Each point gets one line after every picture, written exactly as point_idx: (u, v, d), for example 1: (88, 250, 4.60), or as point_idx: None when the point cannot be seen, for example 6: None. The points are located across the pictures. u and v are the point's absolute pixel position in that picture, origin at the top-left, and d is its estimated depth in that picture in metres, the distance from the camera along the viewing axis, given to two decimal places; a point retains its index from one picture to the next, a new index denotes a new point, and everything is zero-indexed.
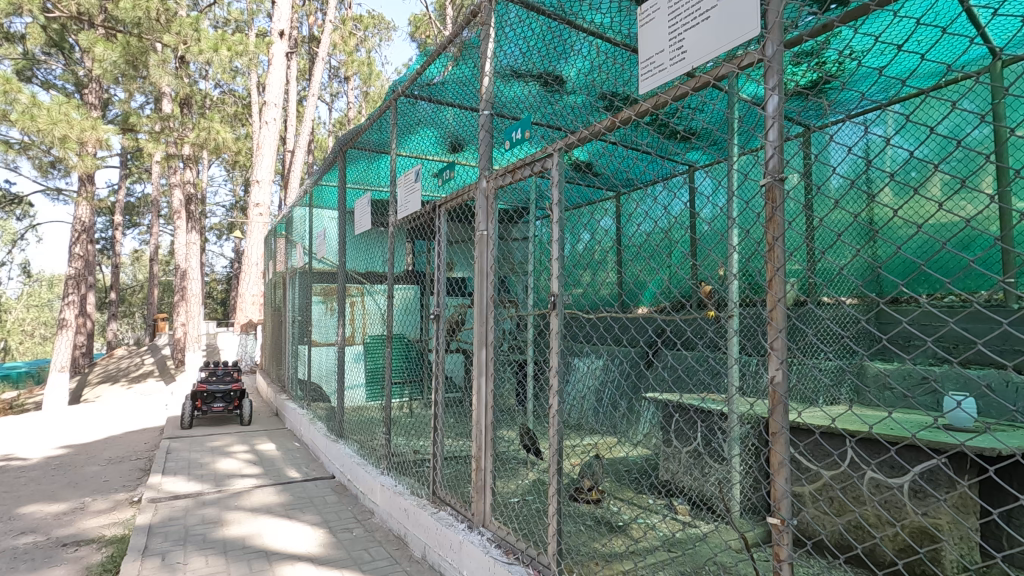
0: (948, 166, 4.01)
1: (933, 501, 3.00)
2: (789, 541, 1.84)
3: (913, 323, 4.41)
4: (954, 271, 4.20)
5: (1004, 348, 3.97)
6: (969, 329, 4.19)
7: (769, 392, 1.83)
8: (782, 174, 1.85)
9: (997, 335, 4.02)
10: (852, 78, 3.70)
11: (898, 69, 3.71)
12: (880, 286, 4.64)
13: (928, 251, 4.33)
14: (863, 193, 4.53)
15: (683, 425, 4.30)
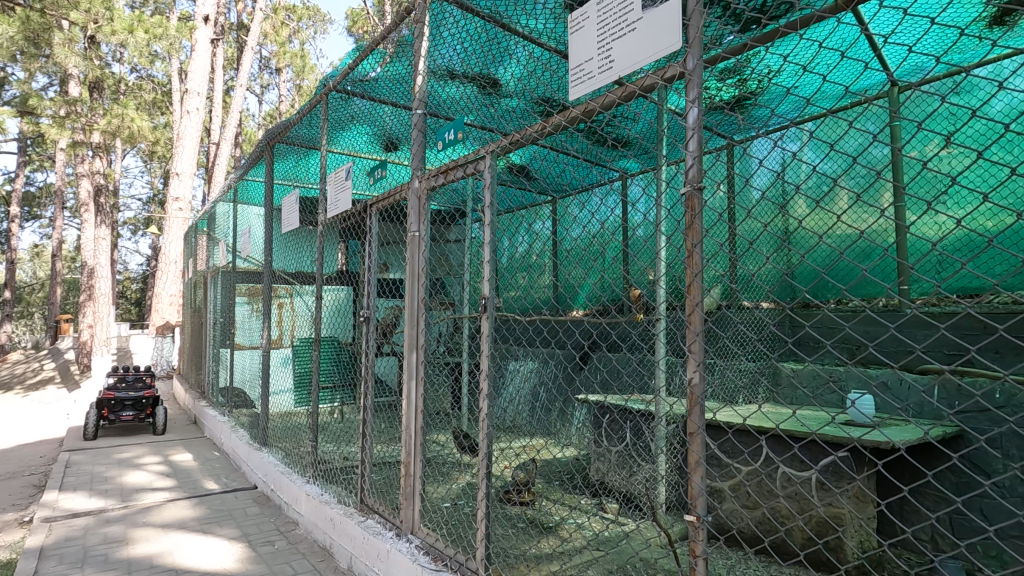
0: (850, 181, 4.34)
1: (838, 492, 3.22)
2: (704, 537, 1.91)
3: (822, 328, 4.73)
4: (855, 278, 4.55)
5: (897, 350, 4.34)
6: (862, 334, 4.54)
7: (687, 394, 1.90)
8: (701, 183, 1.93)
9: (886, 339, 4.38)
10: (767, 96, 3.93)
11: (807, 90, 3.99)
12: (790, 292, 4.95)
13: (831, 261, 4.67)
14: (777, 205, 4.83)
15: (613, 426, 4.39)
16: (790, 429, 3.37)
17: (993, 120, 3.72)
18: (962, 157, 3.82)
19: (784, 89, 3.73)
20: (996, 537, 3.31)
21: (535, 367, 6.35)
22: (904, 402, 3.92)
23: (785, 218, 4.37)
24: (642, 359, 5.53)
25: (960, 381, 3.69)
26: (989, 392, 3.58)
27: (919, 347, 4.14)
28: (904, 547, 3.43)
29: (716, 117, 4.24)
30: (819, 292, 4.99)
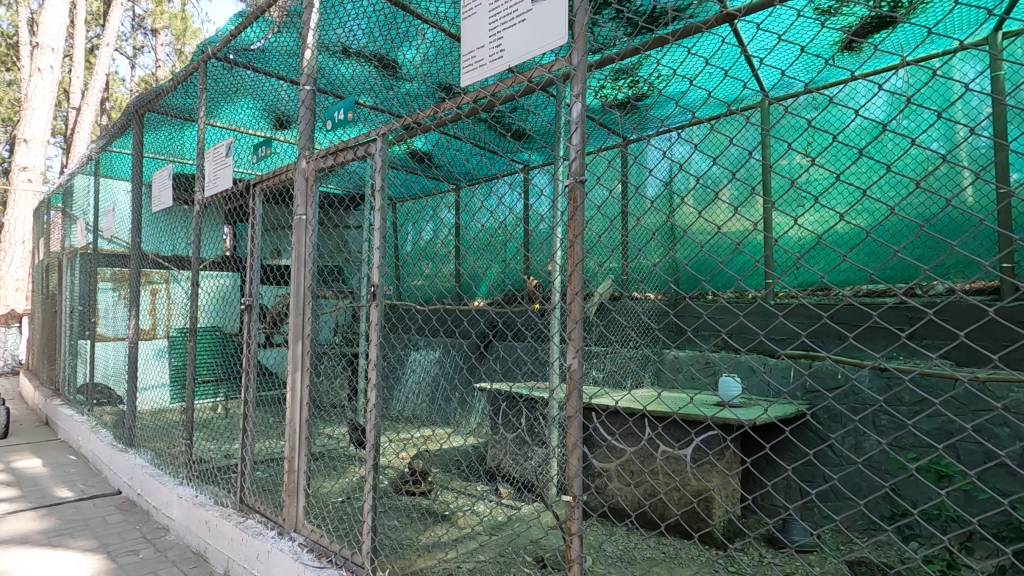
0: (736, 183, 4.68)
1: (709, 467, 3.52)
2: (580, 515, 2.00)
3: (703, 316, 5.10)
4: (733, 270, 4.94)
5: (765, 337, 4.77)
6: (718, 321, 4.98)
7: (567, 379, 1.98)
8: (583, 176, 2.01)
9: (738, 326, 4.84)
10: (651, 101, 4.16)
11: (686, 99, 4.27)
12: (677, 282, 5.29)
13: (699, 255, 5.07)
14: (657, 202, 5.13)
15: (510, 413, 4.48)
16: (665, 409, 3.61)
17: (834, 134, 4.22)
18: (809, 165, 4.29)
19: (668, 97, 3.96)
20: (821, 498, 3.81)
21: (436, 356, 6.30)
22: (764, 383, 4.36)
23: (663, 216, 4.67)
24: (537, 347, 5.67)
25: (806, 365, 4.16)
26: (830, 374, 4.08)
27: (764, 332, 4.62)
28: (752, 511, 3.84)
29: (604, 118, 4.41)
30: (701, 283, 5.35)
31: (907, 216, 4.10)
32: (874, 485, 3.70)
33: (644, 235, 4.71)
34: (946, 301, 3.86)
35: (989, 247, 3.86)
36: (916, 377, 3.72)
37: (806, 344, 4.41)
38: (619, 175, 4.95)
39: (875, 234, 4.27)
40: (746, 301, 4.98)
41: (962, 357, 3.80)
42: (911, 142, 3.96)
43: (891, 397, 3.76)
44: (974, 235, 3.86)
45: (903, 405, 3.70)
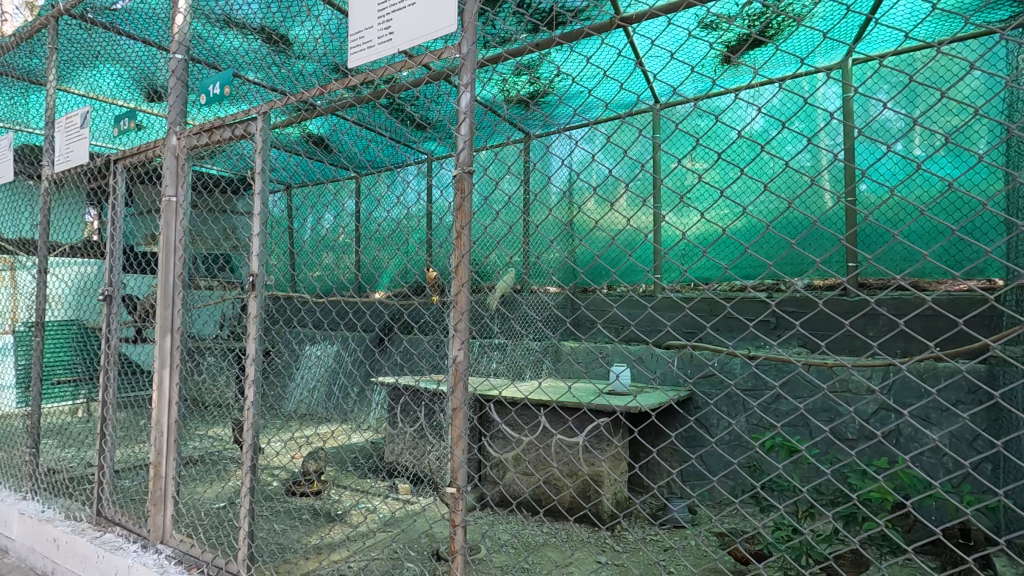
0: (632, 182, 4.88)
1: (599, 452, 3.68)
2: (465, 506, 2.01)
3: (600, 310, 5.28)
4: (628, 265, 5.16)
5: (655, 329, 5.03)
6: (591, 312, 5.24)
7: (453, 370, 1.99)
8: (471, 167, 2.01)
9: (611, 316, 5.13)
10: (546, 101, 4.23)
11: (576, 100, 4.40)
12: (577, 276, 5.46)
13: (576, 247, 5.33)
14: (541, 194, 5.29)
15: (409, 406, 4.40)
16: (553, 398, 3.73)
17: (703, 140, 4.57)
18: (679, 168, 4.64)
19: (561, 98, 4.05)
20: (687, 476, 4.12)
21: (334, 350, 6.04)
22: (648, 371, 4.64)
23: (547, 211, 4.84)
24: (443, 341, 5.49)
25: (684, 354, 4.49)
26: (703, 362, 4.43)
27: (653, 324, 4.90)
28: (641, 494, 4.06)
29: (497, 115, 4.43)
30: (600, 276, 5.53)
31: (757, 217, 4.59)
32: (734, 463, 4.06)
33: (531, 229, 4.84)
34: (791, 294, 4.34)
35: (821, 246, 4.44)
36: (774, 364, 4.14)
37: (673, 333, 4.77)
38: (506, 170, 5.02)
39: (730, 232, 4.74)
40: (621, 293, 5.31)
41: (804, 343, 4.30)
42: (767, 153, 4.41)
43: (754, 383, 4.16)
44: (809, 235, 4.42)
45: (762, 389, 4.09)
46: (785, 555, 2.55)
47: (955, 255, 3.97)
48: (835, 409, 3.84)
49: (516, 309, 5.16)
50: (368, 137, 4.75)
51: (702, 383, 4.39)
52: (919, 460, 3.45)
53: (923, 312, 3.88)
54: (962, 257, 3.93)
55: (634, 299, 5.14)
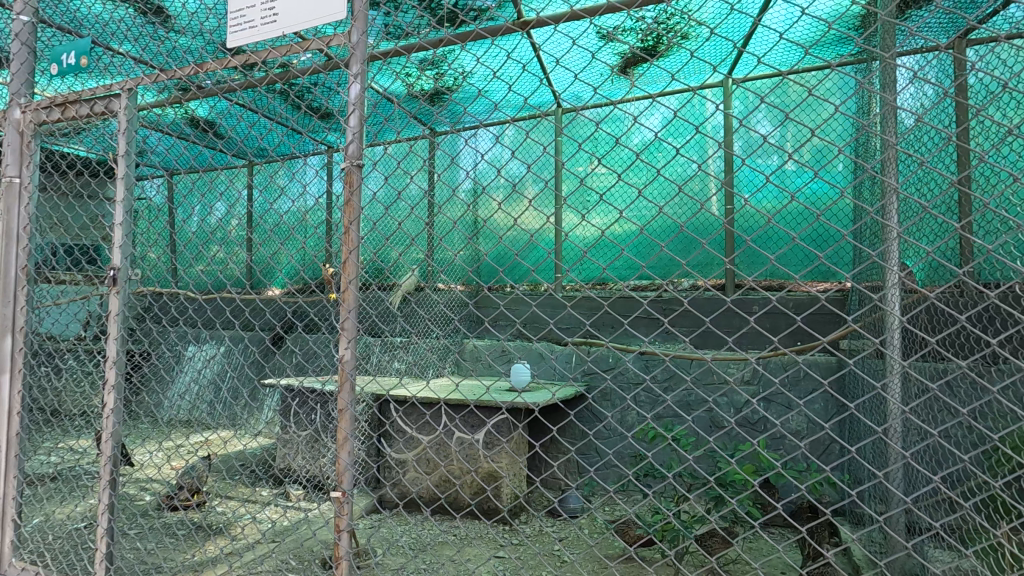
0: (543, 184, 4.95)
1: (498, 448, 3.73)
2: (352, 511, 1.97)
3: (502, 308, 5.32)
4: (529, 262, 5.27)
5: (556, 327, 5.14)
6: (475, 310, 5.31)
7: (339, 370, 1.95)
8: (360, 161, 2.00)
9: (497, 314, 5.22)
10: (440, 99, 4.21)
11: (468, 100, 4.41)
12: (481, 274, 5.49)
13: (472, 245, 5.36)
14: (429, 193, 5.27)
15: (303, 408, 4.19)
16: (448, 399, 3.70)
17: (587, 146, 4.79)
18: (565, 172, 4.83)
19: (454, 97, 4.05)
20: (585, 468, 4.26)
21: (221, 351, 5.62)
22: (554, 367, 4.76)
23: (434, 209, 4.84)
24: (329, 341, 5.41)
25: (583, 350, 4.65)
26: (602, 358, 4.60)
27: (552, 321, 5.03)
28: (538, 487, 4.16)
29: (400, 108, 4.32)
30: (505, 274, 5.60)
31: (632, 221, 4.90)
32: (628, 454, 4.26)
33: (428, 226, 4.81)
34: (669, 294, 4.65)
35: (686, 250, 4.83)
36: (654, 359, 4.41)
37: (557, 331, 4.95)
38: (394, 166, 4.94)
39: (607, 234, 5.02)
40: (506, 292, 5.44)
41: (680, 339, 4.62)
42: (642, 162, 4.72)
43: (639, 377, 4.39)
44: (702, 237, 4.76)
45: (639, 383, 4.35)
46: (665, 537, 2.74)
47: (795, 260, 4.46)
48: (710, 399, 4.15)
49: (418, 307, 5.11)
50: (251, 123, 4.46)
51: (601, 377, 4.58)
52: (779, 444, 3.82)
53: (772, 311, 4.32)
54: (802, 262, 4.42)
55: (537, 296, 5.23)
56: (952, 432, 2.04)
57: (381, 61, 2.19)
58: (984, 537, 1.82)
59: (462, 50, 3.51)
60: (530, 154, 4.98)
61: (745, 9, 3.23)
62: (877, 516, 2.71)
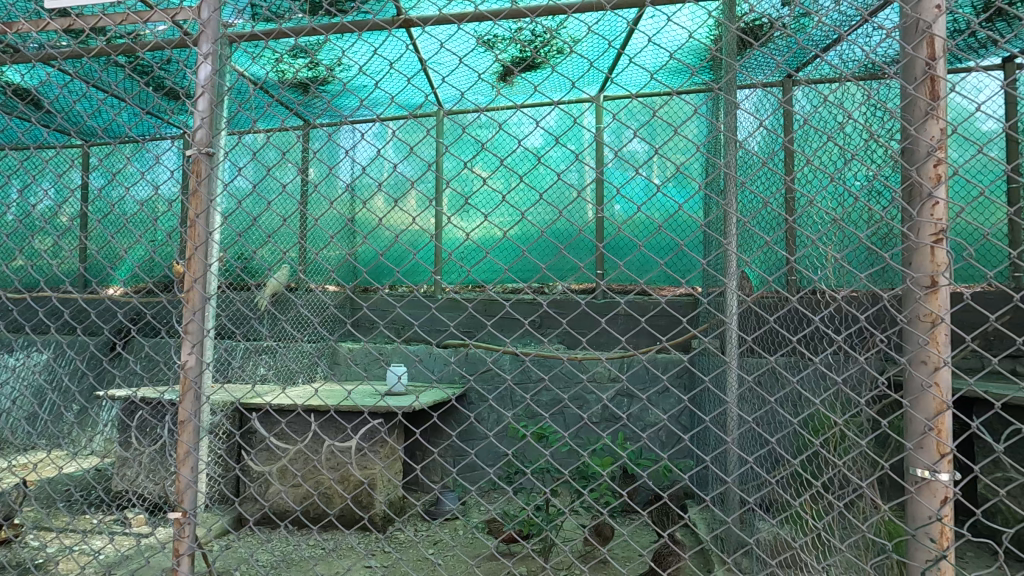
0: (421, 185, 4.88)
1: (371, 454, 3.61)
2: (194, 533, 1.81)
3: (373, 309, 5.13)
4: (404, 263, 5.18)
5: (429, 328, 5.06)
6: (337, 310, 5.10)
7: (180, 379, 1.80)
8: (209, 148, 1.85)
9: (358, 315, 5.06)
10: (307, 90, 3.99)
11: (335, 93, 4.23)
12: (354, 275, 5.28)
13: (348, 244, 5.14)
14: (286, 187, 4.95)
15: (149, 421, 3.75)
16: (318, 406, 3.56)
17: (455, 149, 4.81)
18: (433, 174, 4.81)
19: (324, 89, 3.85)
20: (461, 471, 4.26)
21: (43, 360, 4.84)
22: (434, 370, 4.69)
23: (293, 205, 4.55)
24: (173, 345, 4.94)
25: (461, 351, 4.65)
26: (474, 359, 4.66)
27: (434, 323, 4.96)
28: (411, 492, 4.09)
29: (266, 96, 4.03)
30: (379, 275, 5.44)
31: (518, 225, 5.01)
32: (502, 453, 4.35)
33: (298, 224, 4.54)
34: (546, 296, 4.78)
35: (546, 254, 5.05)
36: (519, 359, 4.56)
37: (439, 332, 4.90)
38: (247, 156, 4.56)
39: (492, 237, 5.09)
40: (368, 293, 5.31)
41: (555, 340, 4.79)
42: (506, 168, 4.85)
43: (503, 376, 4.53)
44: (571, 243, 5.01)
45: (502, 381, 4.47)
46: (531, 532, 2.85)
47: (646, 267, 4.87)
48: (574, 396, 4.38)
49: (288, 308, 4.80)
50: (79, 97, 3.89)
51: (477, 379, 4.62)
52: (633, 435, 4.14)
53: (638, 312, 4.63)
54: (646, 268, 4.85)
55: (411, 298, 5.13)
56: (762, 416, 2.34)
57: (237, 43, 2.04)
58: (788, 509, 2.10)
59: (331, 42, 3.36)
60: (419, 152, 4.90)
61: (608, 32, 3.45)
62: (708, 495, 3.06)
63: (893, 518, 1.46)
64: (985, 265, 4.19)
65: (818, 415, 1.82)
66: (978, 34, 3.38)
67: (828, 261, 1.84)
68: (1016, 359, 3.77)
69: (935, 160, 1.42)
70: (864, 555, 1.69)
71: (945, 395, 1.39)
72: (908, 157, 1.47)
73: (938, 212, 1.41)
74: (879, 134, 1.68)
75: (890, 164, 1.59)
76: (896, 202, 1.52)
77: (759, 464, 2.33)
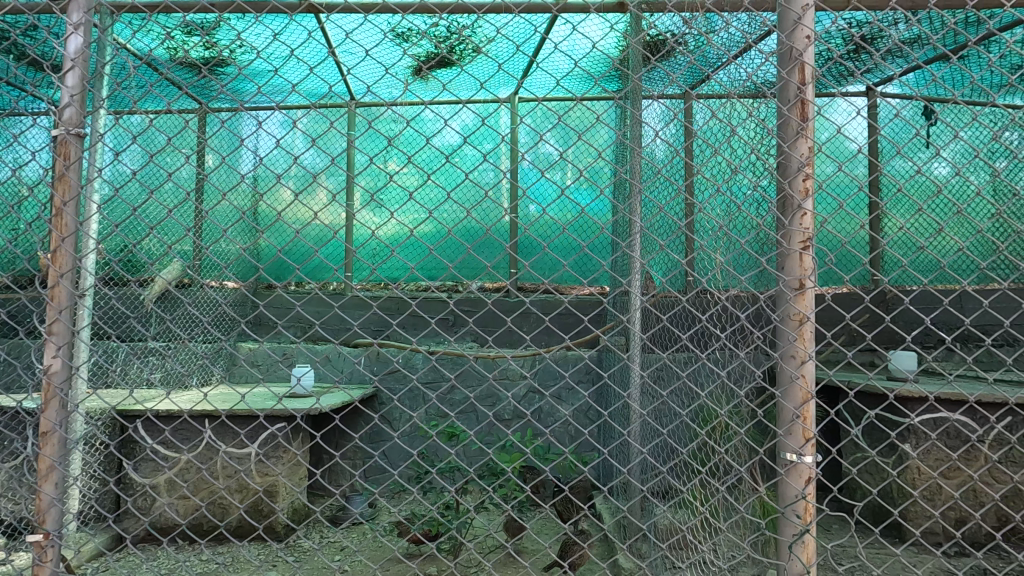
0: (329, 179, 4.69)
1: (274, 460, 3.43)
2: (58, 558, 1.63)
3: (269, 308, 4.85)
4: (304, 260, 4.96)
5: (332, 328, 4.85)
6: (231, 309, 4.77)
7: (42, 385, 1.61)
8: (79, 129, 1.66)
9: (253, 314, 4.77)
10: (203, 71, 3.74)
11: (235, 77, 3.98)
12: (252, 271, 4.98)
13: (247, 239, 4.84)
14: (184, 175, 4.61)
15: (7, 433, 3.32)
16: (208, 411, 3.32)
17: (363, 143, 4.67)
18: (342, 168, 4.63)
19: (221, 72, 3.59)
20: (369, 474, 4.17)
21: None
22: (343, 370, 4.54)
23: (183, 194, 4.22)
24: (35, 347, 4.54)
25: (372, 351, 4.52)
26: (380, 359, 4.55)
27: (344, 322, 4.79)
28: (316, 499, 3.93)
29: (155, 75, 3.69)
30: (281, 271, 5.17)
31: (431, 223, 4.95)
32: (412, 454, 4.30)
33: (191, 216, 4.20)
34: (459, 295, 4.76)
35: (453, 254, 5.03)
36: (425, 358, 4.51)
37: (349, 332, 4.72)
38: (131, 139, 4.16)
39: (405, 234, 5.00)
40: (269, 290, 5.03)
41: (468, 338, 4.79)
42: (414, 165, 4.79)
43: (407, 377, 4.46)
44: (481, 242, 5.04)
45: (412, 381, 4.41)
46: (440, 531, 2.84)
47: (551, 267, 5.01)
48: (486, 395, 4.41)
49: (180, 307, 4.44)
50: None
51: (387, 379, 4.51)
52: (539, 431, 4.24)
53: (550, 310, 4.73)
54: (551, 268, 4.98)
55: (314, 296, 4.91)
56: (654, 409, 2.48)
57: (116, 14, 1.86)
58: (678, 495, 2.24)
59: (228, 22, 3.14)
60: (328, 145, 4.71)
61: (519, 35, 3.50)
62: (609, 485, 3.20)
63: (767, 498, 1.61)
64: (844, 270, 4.71)
65: (705, 407, 1.96)
66: (843, 64, 3.79)
67: (711, 265, 1.99)
68: (868, 353, 4.29)
69: (804, 175, 1.58)
70: (742, 534, 1.85)
71: (810, 384, 1.55)
72: (782, 172, 1.63)
73: (806, 222, 1.57)
74: (758, 149, 1.83)
75: (766, 177, 1.74)
76: (771, 212, 1.68)
77: (654, 454, 2.47)
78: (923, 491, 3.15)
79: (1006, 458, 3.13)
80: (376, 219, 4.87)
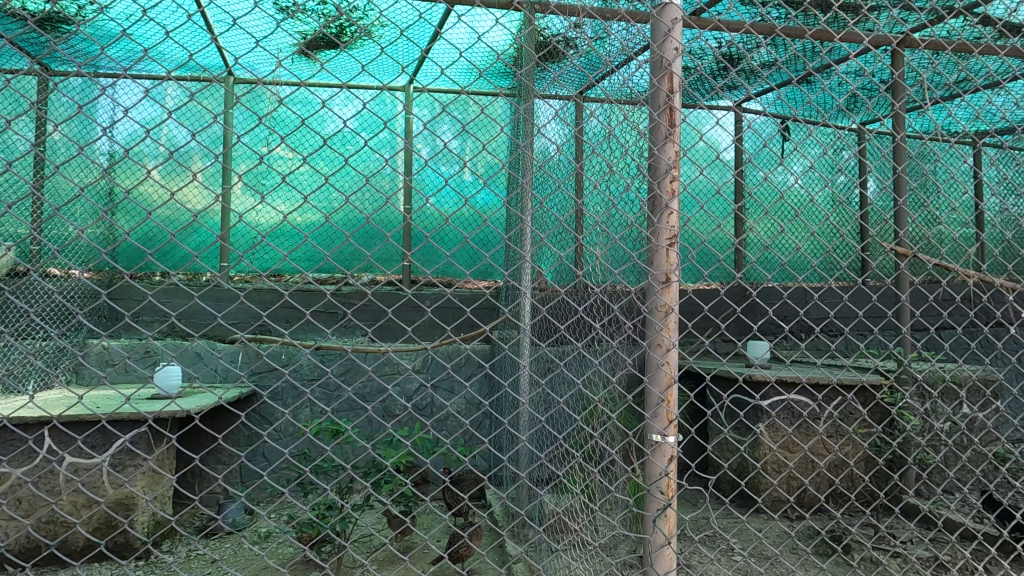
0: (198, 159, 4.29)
1: (131, 468, 3.10)
2: None
3: (115, 300, 4.36)
4: (156, 245, 4.51)
5: (197, 322, 4.46)
6: (73, 303, 4.22)
7: None
8: None
9: (100, 307, 4.25)
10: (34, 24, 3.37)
11: (78, 36, 3.56)
12: (92, 257, 4.43)
13: (94, 221, 4.30)
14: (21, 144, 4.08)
15: None
16: (35, 417, 2.92)
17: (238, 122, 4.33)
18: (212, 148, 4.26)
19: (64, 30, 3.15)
20: (242, 477, 3.91)
21: None
22: (216, 367, 4.21)
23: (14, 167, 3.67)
24: None
25: (250, 347, 4.23)
26: (255, 355, 4.28)
27: (216, 316, 4.43)
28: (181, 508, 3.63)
29: None
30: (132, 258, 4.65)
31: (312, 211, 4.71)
32: (286, 454, 4.10)
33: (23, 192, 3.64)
34: (346, 288, 4.59)
35: (329, 242, 4.83)
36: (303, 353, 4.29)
37: (222, 326, 4.38)
38: None
39: (284, 222, 4.72)
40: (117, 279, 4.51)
41: (355, 333, 4.64)
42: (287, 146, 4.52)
43: (277, 370, 4.24)
44: (360, 232, 4.89)
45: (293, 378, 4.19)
46: (320, 532, 2.75)
47: (431, 258, 4.98)
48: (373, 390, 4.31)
49: (13, 298, 3.87)
50: None
51: (265, 376, 4.25)
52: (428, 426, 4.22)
53: (442, 304, 4.71)
54: (432, 259, 4.96)
55: (164, 287, 4.44)
56: (531, 399, 2.56)
57: None
58: (554, 479, 2.35)
59: None
60: (196, 120, 4.29)
61: (408, 21, 3.43)
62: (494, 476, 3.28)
63: (634, 477, 1.73)
64: (703, 267, 5.19)
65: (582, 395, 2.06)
66: (709, 79, 4.18)
67: (589, 261, 2.09)
68: (729, 343, 4.76)
69: (671, 177, 1.71)
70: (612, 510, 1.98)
71: (673, 370, 1.68)
72: (652, 174, 1.74)
73: (672, 221, 1.70)
74: (632, 152, 1.95)
75: (638, 178, 1.86)
76: (643, 210, 1.80)
77: (533, 441, 2.56)
78: (767, 463, 3.58)
79: (833, 431, 3.64)
80: (250, 205, 4.54)
